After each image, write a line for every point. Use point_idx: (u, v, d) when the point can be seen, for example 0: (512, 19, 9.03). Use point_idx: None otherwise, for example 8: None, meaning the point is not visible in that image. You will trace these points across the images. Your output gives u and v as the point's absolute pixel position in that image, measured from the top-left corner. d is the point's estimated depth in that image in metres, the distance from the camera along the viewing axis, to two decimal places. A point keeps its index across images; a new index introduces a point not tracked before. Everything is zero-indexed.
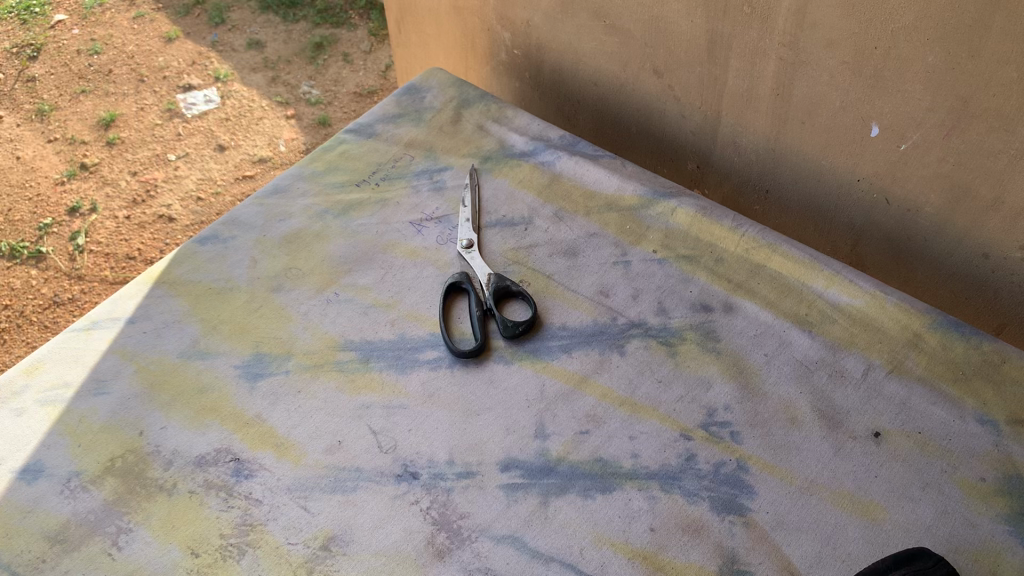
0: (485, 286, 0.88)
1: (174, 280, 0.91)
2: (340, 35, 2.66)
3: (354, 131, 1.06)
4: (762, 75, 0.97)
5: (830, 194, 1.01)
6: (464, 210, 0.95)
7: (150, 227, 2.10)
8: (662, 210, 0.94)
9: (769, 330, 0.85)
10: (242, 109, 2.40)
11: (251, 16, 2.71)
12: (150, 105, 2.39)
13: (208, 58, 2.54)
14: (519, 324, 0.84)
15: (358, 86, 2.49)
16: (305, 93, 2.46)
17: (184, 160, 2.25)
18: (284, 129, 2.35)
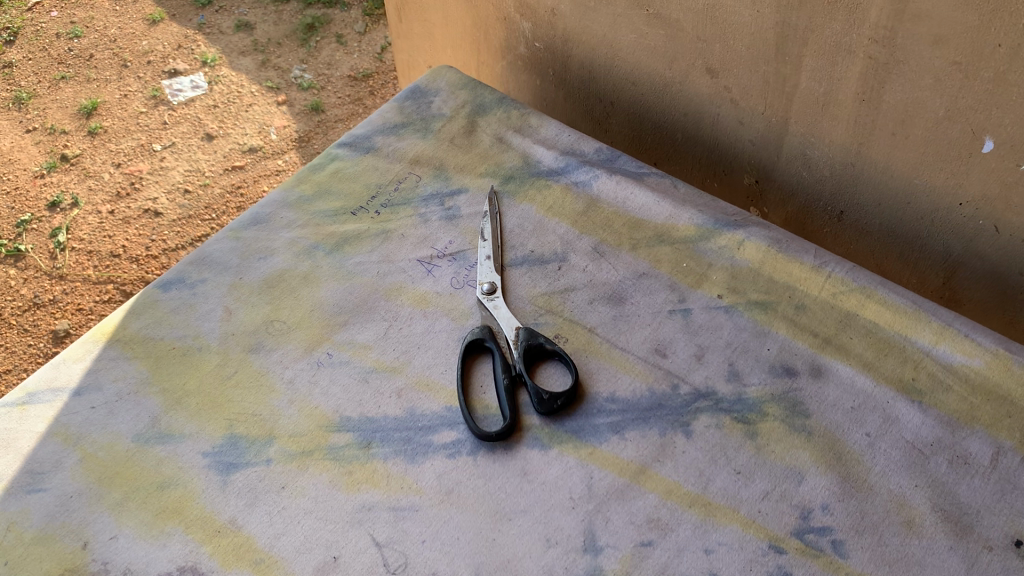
0: (513, 344, 0.71)
1: (130, 338, 0.75)
2: (333, 16, 2.47)
3: (348, 144, 0.89)
4: (844, 77, 0.80)
5: (922, 218, 0.84)
6: (484, 245, 0.78)
7: (136, 223, 1.88)
8: (725, 243, 0.77)
9: (868, 401, 0.68)
10: (230, 95, 2.20)
11: None
12: (134, 92, 2.20)
13: (195, 41, 2.35)
14: (559, 396, 0.67)
15: (352, 69, 2.30)
16: (296, 78, 2.27)
17: (171, 150, 2.04)
18: (275, 116, 2.16)
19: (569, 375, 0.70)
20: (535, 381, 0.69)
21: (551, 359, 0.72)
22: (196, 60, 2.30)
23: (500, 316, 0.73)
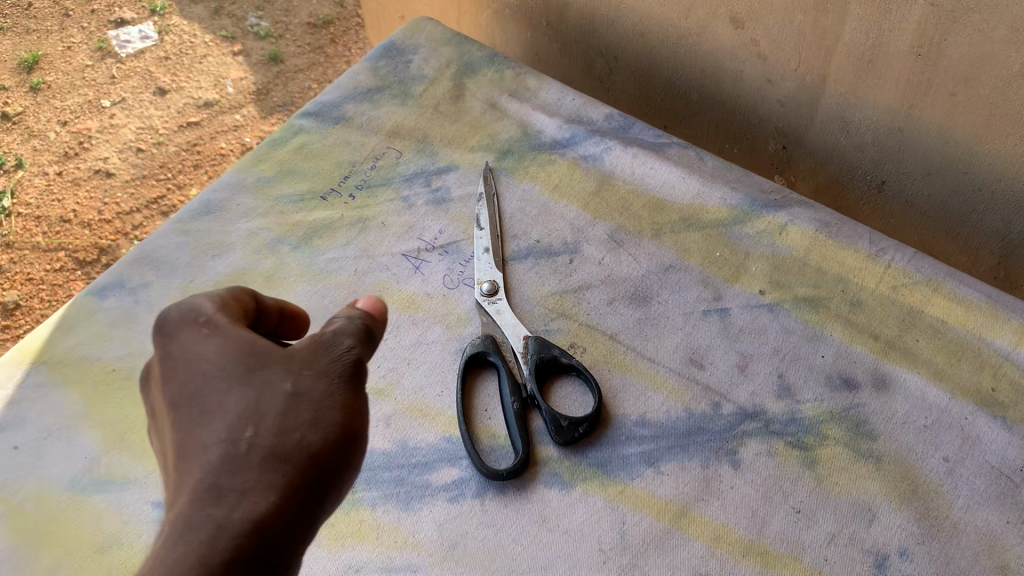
0: (523, 358, 0.60)
1: (60, 360, 0.62)
2: None
3: (314, 113, 0.76)
4: (897, 27, 0.68)
5: (982, 190, 0.73)
6: (482, 235, 0.66)
7: (87, 184, 1.42)
8: (765, 227, 0.66)
9: (942, 418, 0.57)
10: (183, 46, 1.67)
11: None
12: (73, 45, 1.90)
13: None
14: (581, 423, 0.56)
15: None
16: (251, 26, 1.80)
17: (122, 107, 1.54)
18: (232, 69, 1.70)
19: (590, 396, 0.59)
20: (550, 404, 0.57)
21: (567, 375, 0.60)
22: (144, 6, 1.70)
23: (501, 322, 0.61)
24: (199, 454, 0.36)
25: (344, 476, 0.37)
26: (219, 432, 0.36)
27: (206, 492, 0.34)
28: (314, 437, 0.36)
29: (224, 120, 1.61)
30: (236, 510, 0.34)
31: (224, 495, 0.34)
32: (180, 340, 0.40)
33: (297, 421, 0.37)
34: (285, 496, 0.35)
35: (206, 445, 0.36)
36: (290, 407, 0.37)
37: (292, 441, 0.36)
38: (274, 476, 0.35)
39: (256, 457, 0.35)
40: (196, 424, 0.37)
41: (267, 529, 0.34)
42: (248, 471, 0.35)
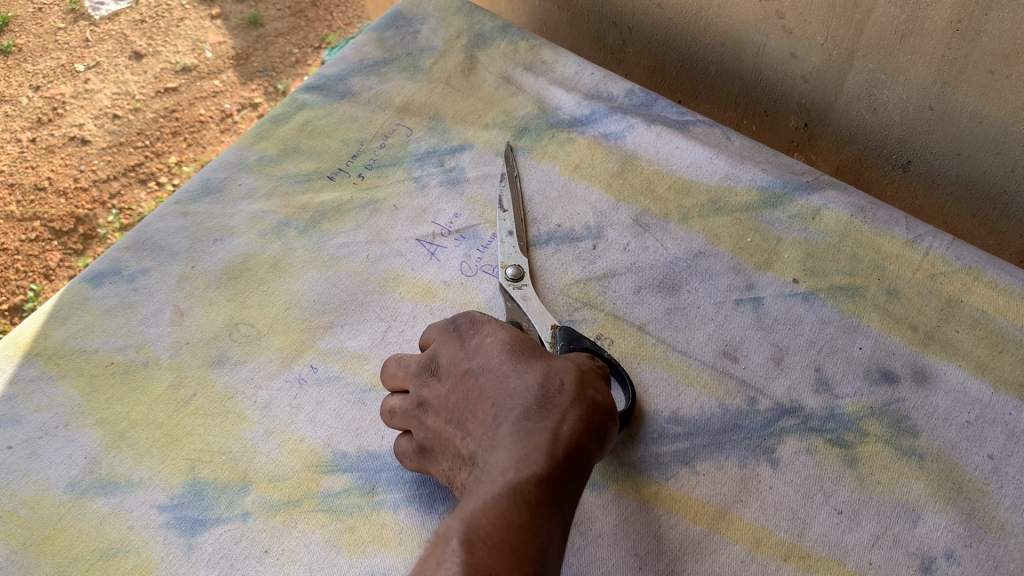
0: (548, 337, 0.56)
1: (55, 351, 0.58)
2: None
3: (317, 88, 0.73)
4: (934, 2, 0.65)
5: (1013, 170, 0.70)
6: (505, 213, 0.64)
7: (61, 152, 1.49)
8: (797, 211, 0.63)
9: (986, 413, 0.55)
10: (159, 8, 1.74)
11: None
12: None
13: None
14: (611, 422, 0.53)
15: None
16: None
17: (95, 71, 1.61)
18: (209, 32, 1.73)
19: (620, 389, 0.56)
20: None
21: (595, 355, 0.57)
22: None
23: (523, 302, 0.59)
24: (509, 389, 0.48)
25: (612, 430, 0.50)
26: (530, 379, 0.48)
27: (527, 413, 0.46)
28: (596, 392, 0.49)
29: (203, 85, 1.65)
30: (563, 426, 0.46)
31: (547, 417, 0.46)
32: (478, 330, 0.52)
33: (588, 382, 0.49)
34: (594, 430, 0.47)
35: (514, 393, 0.47)
36: (579, 374, 0.49)
37: (590, 394, 0.48)
38: (581, 408, 0.47)
39: (567, 400, 0.47)
40: (508, 377, 0.48)
41: (574, 451, 0.45)
42: (560, 407, 0.46)
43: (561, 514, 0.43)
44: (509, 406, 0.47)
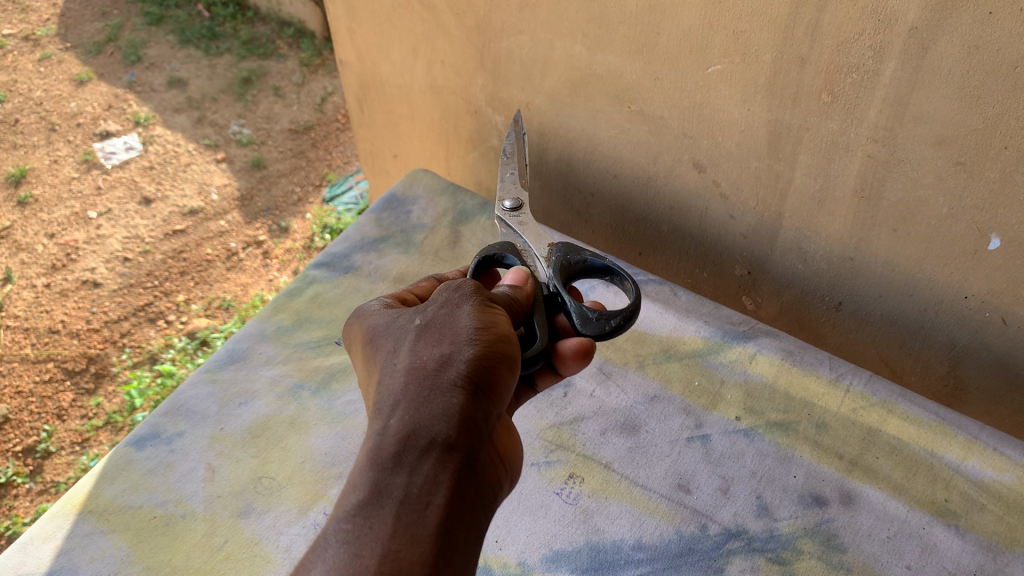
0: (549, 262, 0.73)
1: (105, 508, 0.68)
2: (270, 68, 2.67)
3: (325, 263, 0.85)
4: (841, 175, 0.78)
5: (927, 309, 0.82)
6: (514, 180, 0.82)
7: None
8: (736, 357, 0.75)
9: (904, 529, 0.64)
10: None
11: (170, 51, 2.70)
12: (65, 157, 2.31)
13: (126, 102, 2.49)
14: (614, 316, 0.65)
15: (292, 123, 2.46)
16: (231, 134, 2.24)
17: None
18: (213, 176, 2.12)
19: (627, 283, 0.70)
20: (576, 303, 0.68)
21: (602, 263, 0.73)
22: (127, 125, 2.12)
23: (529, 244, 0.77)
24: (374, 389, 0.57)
25: (497, 358, 0.56)
26: (386, 371, 0.57)
27: (377, 424, 0.53)
28: (447, 347, 0.55)
29: None
30: (395, 418, 0.52)
31: (384, 409, 0.53)
32: (363, 351, 0.61)
33: (443, 334, 0.57)
34: (437, 388, 0.53)
35: (375, 405, 0.55)
36: (419, 344, 0.57)
37: (434, 354, 0.55)
38: (420, 375, 0.54)
39: (401, 388, 0.54)
40: (373, 394, 0.56)
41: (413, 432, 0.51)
42: (397, 396, 0.53)
43: (403, 513, 0.48)
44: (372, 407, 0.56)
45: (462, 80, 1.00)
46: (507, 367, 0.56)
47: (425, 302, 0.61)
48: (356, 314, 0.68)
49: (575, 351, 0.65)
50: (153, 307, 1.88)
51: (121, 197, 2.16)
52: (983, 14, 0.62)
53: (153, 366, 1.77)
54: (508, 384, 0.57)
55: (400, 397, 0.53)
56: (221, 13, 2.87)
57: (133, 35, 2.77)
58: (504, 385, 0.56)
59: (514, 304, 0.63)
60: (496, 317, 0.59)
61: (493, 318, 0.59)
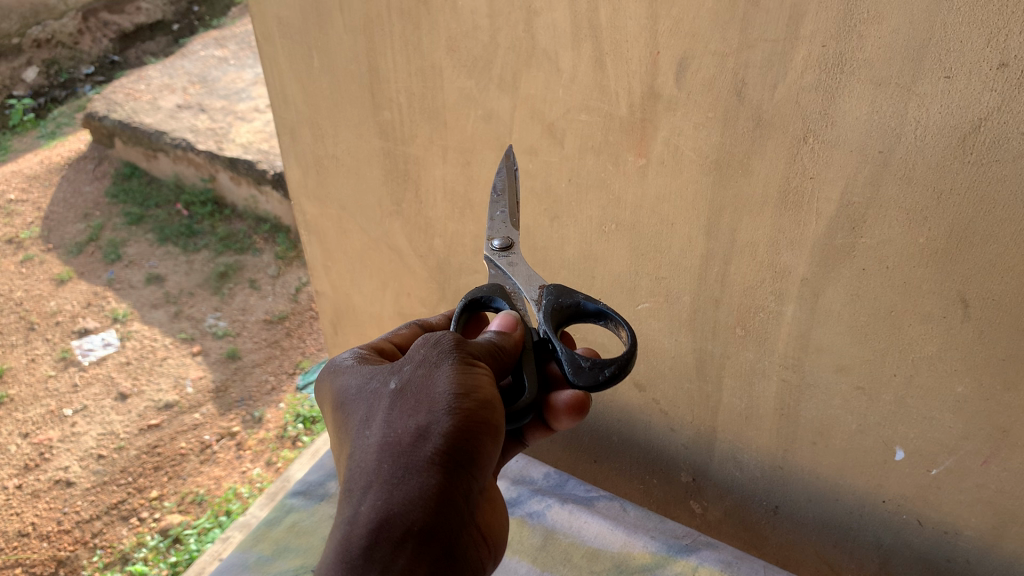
0: (541, 307, 0.74)
1: None
2: (245, 261, 2.64)
3: (302, 492, 0.95)
4: (762, 395, 0.88)
5: (853, 511, 0.90)
6: (505, 222, 0.80)
7: (47, 497, 1.91)
8: (680, 569, 0.84)
9: None
10: (140, 352, 2.28)
11: (150, 249, 2.71)
12: (43, 355, 2.36)
13: (105, 297, 2.52)
14: (607, 365, 0.67)
15: (267, 313, 2.43)
16: (212, 330, 2.36)
17: (85, 416, 2.12)
18: (190, 368, 2.23)
19: (622, 328, 0.70)
20: (569, 349, 0.70)
21: (595, 305, 0.73)
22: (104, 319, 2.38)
23: (519, 287, 0.77)
24: (352, 456, 0.62)
25: (473, 430, 0.59)
26: (363, 438, 0.62)
27: (353, 500, 0.58)
28: (423, 420, 0.59)
29: (184, 420, 2.05)
30: (369, 502, 0.57)
31: (358, 489, 0.58)
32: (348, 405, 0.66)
33: (419, 401, 0.61)
34: (411, 468, 0.58)
35: (352, 471, 0.60)
36: (396, 413, 0.61)
37: (409, 427, 0.59)
38: (397, 450, 0.59)
39: (375, 464, 0.59)
40: (352, 460, 0.61)
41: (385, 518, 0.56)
42: (371, 473, 0.58)
43: None
44: (349, 475, 0.61)
45: (427, 308, 1.13)
46: (487, 434, 0.60)
47: (404, 359, 0.64)
48: (332, 366, 0.71)
49: (569, 402, 0.74)
50: (126, 504, 1.86)
51: (97, 393, 2.18)
52: (859, 269, 0.75)
53: (123, 566, 1.73)
54: (490, 446, 0.62)
55: (374, 480, 0.58)
56: (200, 211, 2.84)
57: (113, 234, 2.79)
58: (485, 451, 0.61)
59: (497, 354, 0.67)
60: (478, 375, 0.62)
61: (474, 378, 0.61)
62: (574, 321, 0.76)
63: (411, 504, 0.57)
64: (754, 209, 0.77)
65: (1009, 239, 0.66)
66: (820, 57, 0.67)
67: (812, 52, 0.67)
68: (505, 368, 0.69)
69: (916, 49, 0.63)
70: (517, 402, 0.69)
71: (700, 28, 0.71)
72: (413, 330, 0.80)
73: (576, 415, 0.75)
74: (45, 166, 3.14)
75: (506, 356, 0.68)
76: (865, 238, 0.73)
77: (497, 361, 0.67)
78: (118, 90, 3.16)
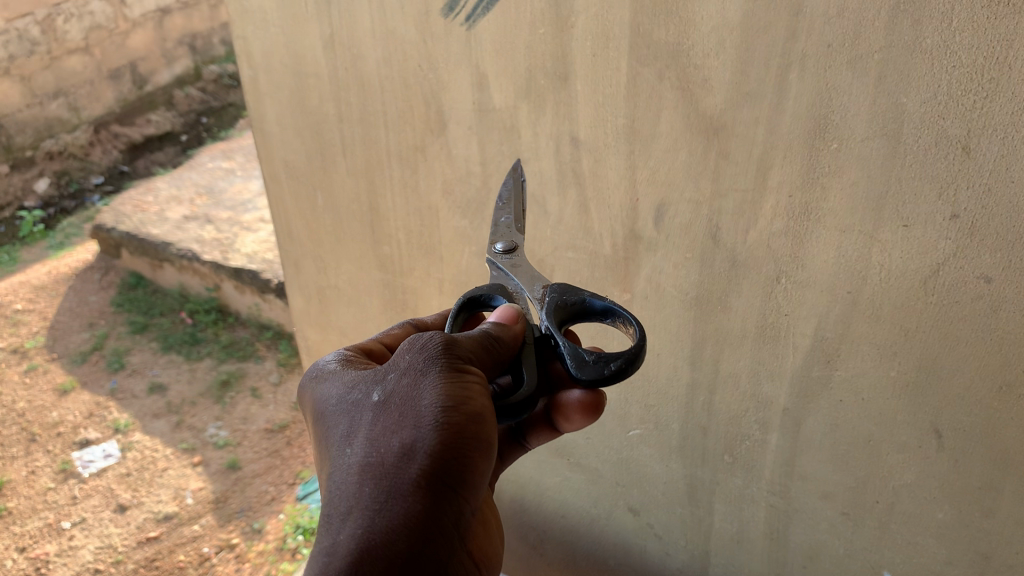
0: (543, 304, 0.69)
1: None
2: (248, 368, 2.37)
3: None
4: (752, 520, 0.90)
5: None
6: (510, 227, 0.75)
7: None
8: None
9: None
10: (143, 460, 2.04)
11: (153, 357, 2.41)
12: (42, 467, 2.06)
13: (107, 408, 2.23)
14: (614, 358, 0.61)
15: (268, 422, 2.17)
16: (211, 437, 2.13)
17: (81, 527, 1.88)
18: (192, 478, 1.98)
19: (630, 325, 0.64)
20: (572, 344, 0.64)
21: (602, 302, 0.67)
22: (108, 427, 2.16)
23: (521, 286, 0.72)
24: (330, 478, 0.55)
25: (463, 445, 0.54)
26: (343, 457, 0.55)
27: (331, 526, 0.52)
28: (406, 435, 0.53)
29: (183, 531, 1.83)
30: (348, 527, 0.51)
31: (336, 517, 0.52)
32: (325, 422, 0.60)
33: (403, 414, 0.54)
34: (394, 492, 0.51)
35: (330, 495, 0.54)
36: (378, 427, 0.55)
37: (393, 446, 0.53)
38: (378, 472, 0.52)
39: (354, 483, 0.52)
40: (329, 484, 0.55)
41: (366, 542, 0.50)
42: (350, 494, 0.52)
43: None
44: (326, 499, 0.54)
45: None
46: (477, 452, 0.54)
47: (387, 368, 0.58)
48: (315, 374, 0.64)
49: (583, 402, 0.71)
50: None
51: (95, 505, 1.93)
52: (836, 400, 0.78)
53: None
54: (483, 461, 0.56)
55: (353, 505, 0.52)
56: (203, 317, 2.54)
57: (118, 342, 2.47)
58: (476, 471, 0.55)
59: (491, 345, 0.61)
60: (468, 383, 0.56)
61: (465, 388, 0.55)
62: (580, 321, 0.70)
63: (397, 532, 0.50)
64: (734, 342, 0.81)
65: (973, 373, 0.70)
66: (787, 205, 0.72)
67: (779, 201, 0.72)
68: (501, 363, 0.63)
69: (875, 199, 0.68)
70: (514, 396, 0.63)
71: (675, 178, 0.77)
72: (406, 330, 0.74)
73: (589, 415, 0.72)
74: (53, 277, 2.75)
75: (503, 349, 0.62)
76: (839, 371, 0.77)
77: (492, 354, 0.61)
78: (126, 202, 2.85)
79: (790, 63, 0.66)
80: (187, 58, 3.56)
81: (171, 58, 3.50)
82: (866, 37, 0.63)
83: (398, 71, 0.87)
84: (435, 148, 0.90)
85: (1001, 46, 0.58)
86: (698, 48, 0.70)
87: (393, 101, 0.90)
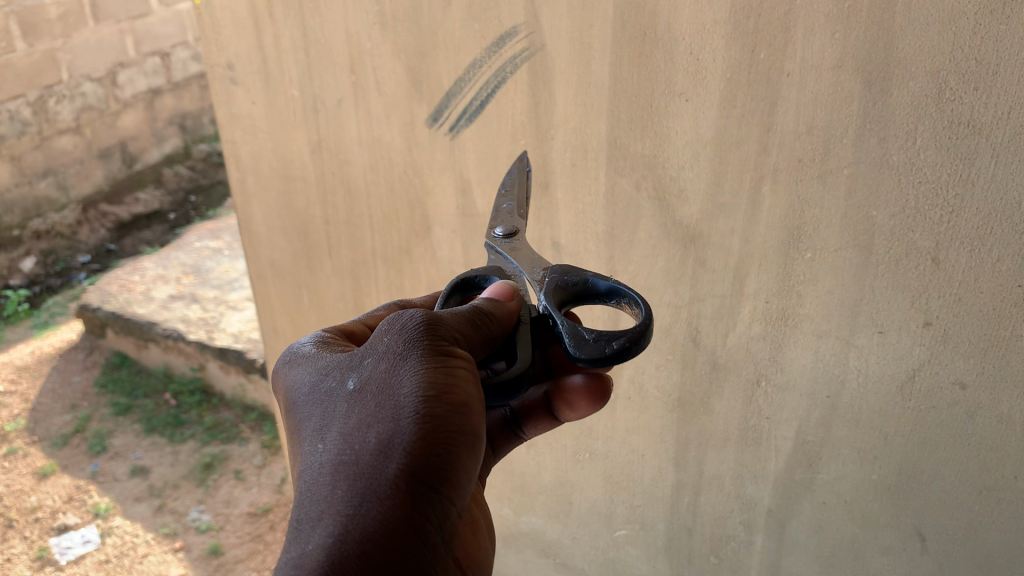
0: (543, 286, 0.62)
1: None
2: (233, 450, 2.16)
3: None
4: None
5: None
6: (511, 213, 0.70)
7: None
8: None
9: None
10: (124, 546, 1.87)
11: (136, 439, 2.22)
12: (17, 554, 1.89)
13: (87, 490, 2.05)
14: (616, 337, 0.54)
15: (252, 505, 1.97)
16: (192, 519, 1.93)
17: None
18: (173, 564, 1.82)
19: (638, 306, 0.58)
20: (571, 323, 0.57)
21: (607, 283, 0.61)
22: (88, 510, 1.98)
23: (519, 270, 0.65)
24: (299, 479, 0.50)
25: (448, 440, 0.48)
26: (313, 455, 0.50)
27: (298, 535, 0.46)
28: (383, 429, 0.48)
29: None
30: (318, 535, 0.45)
31: (305, 524, 0.46)
32: (297, 415, 0.54)
33: (379, 404, 0.49)
34: (370, 492, 0.46)
35: (298, 500, 0.48)
36: (354, 420, 0.50)
37: (369, 441, 0.48)
38: (352, 471, 0.47)
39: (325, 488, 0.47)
40: (298, 487, 0.49)
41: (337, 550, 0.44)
42: (322, 498, 0.47)
43: None
44: (295, 502, 0.49)
45: None
46: (464, 447, 0.49)
47: (363, 352, 0.53)
48: (286, 358, 0.59)
49: (588, 387, 0.67)
50: None
51: None
52: (819, 502, 0.79)
53: None
54: (472, 457, 0.50)
55: (323, 514, 0.46)
56: (187, 399, 2.34)
57: (100, 423, 2.27)
58: (465, 468, 0.50)
59: (481, 322, 0.56)
60: (454, 368, 0.51)
61: (451, 375, 0.50)
62: (585, 306, 0.63)
63: (373, 540, 0.45)
64: (718, 444, 0.82)
65: (952, 478, 0.71)
66: (764, 311, 0.73)
67: (757, 307, 0.74)
68: (492, 343, 0.58)
69: (850, 306, 0.69)
70: (505, 373, 0.57)
71: (655, 283, 0.78)
72: (392, 311, 0.67)
73: (596, 402, 0.68)
74: (36, 356, 2.57)
75: (496, 326, 0.57)
76: (821, 474, 0.78)
77: (481, 331, 0.56)
78: (110, 281, 2.66)
79: (763, 177, 0.68)
80: (177, 136, 3.50)
81: (160, 138, 3.43)
82: (836, 153, 0.65)
83: (384, 176, 0.89)
84: (419, 251, 0.92)
85: (963, 164, 0.61)
86: (673, 161, 0.72)
87: (379, 205, 0.92)
